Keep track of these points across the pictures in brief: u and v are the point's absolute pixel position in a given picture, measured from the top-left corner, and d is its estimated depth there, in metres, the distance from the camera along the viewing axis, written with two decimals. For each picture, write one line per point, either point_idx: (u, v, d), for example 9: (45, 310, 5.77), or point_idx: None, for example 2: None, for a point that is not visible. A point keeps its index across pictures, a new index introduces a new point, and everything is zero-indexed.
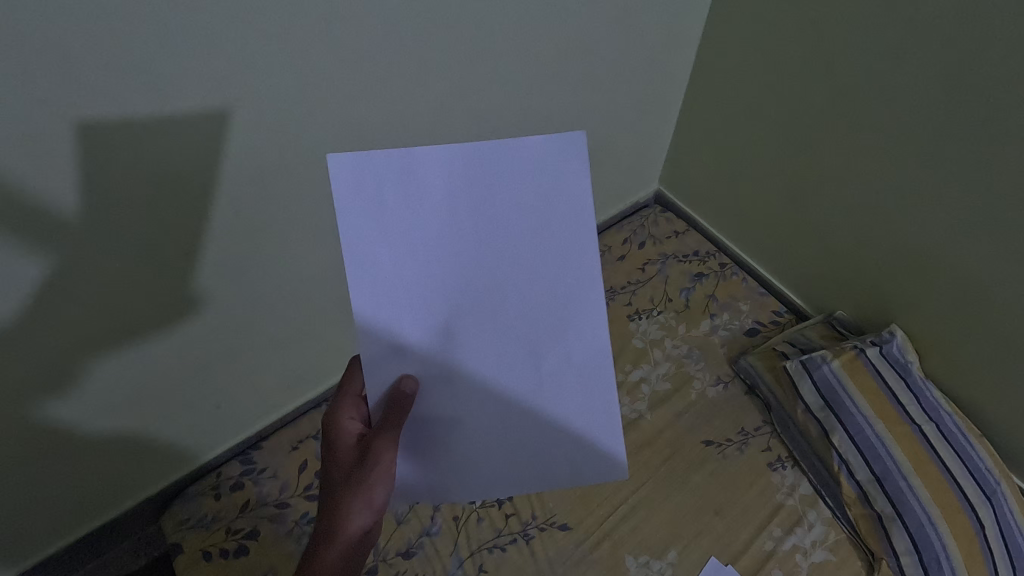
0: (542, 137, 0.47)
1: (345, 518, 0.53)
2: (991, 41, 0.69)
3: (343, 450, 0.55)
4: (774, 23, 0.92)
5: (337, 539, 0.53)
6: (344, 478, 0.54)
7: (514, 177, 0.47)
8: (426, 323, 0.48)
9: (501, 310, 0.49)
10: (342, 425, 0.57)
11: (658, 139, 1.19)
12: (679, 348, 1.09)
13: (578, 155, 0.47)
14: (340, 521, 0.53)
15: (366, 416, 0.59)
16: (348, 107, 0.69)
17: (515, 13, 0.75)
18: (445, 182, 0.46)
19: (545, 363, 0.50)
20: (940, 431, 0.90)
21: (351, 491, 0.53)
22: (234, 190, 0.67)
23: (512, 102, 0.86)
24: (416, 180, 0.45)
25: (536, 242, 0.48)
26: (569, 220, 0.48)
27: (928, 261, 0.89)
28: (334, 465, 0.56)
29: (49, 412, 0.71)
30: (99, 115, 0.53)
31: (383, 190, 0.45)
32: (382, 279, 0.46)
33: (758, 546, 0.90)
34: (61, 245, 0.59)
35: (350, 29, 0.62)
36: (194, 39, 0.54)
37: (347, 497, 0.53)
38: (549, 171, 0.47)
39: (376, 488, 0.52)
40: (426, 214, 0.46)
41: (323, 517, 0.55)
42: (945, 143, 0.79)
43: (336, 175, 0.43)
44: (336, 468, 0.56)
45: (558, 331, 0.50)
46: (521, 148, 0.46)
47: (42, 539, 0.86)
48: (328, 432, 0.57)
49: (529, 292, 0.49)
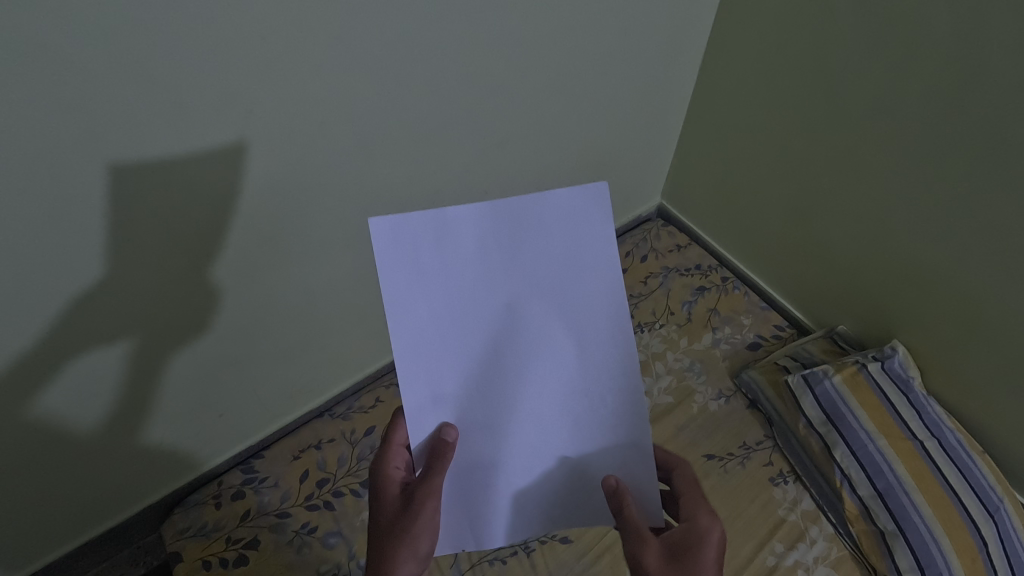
0: (568, 190, 0.47)
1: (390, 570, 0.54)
2: (994, 58, 0.70)
3: (388, 500, 0.56)
4: (776, 40, 0.94)
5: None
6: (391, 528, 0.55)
7: (543, 229, 0.47)
8: (463, 372, 0.49)
9: (536, 357, 0.50)
10: (387, 474, 0.57)
11: (660, 153, 1.20)
12: (681, 360, 1.09)
13: (601, 208, 0.47)
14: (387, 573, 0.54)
15: (410, 465, 0.59)
16: (360, 119, 0.70)
17: (524, 29, 0.77)
18: (479, 237, 0.46)
19: (579, 404, 0.52)
20: (942, 447, 0.91)
21: (395, 542, 0.54)
22: (245, 198, 0.68)
23: (520, 116, 0.88)
24: (451, 237, 0.46)
25: (568, 292, 0.49)
26: (598, 269, 0.49)
27: (930, 276, 0.90)
28: (379, 513, 0.56)
29: (54, 417, 0.71)
30: (117, 122, 0.54)
31: (420, 250, 0.46)
32: (421, 333, 0.47)
33: (760, 563, 0.89)
34: (72, 250, 0.59)
35: (363, 39, 0.64)
36: (213, 51, 0.55)
37: (394, 549, 0.54)
38: (581, 222, 0.48)
39: (420, 539, 0.54)
40: (461, 273, 0.47)
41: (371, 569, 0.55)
42: (948, 159, 0.80)
43: (377, 239, 0.44)
44: (381, 518, 0.56)
45: (591, 375, 0.51)
46: (546, 204, 0.47)
47: (40, 546, 0.85)
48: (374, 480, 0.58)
49: (564, 343, 0.50)
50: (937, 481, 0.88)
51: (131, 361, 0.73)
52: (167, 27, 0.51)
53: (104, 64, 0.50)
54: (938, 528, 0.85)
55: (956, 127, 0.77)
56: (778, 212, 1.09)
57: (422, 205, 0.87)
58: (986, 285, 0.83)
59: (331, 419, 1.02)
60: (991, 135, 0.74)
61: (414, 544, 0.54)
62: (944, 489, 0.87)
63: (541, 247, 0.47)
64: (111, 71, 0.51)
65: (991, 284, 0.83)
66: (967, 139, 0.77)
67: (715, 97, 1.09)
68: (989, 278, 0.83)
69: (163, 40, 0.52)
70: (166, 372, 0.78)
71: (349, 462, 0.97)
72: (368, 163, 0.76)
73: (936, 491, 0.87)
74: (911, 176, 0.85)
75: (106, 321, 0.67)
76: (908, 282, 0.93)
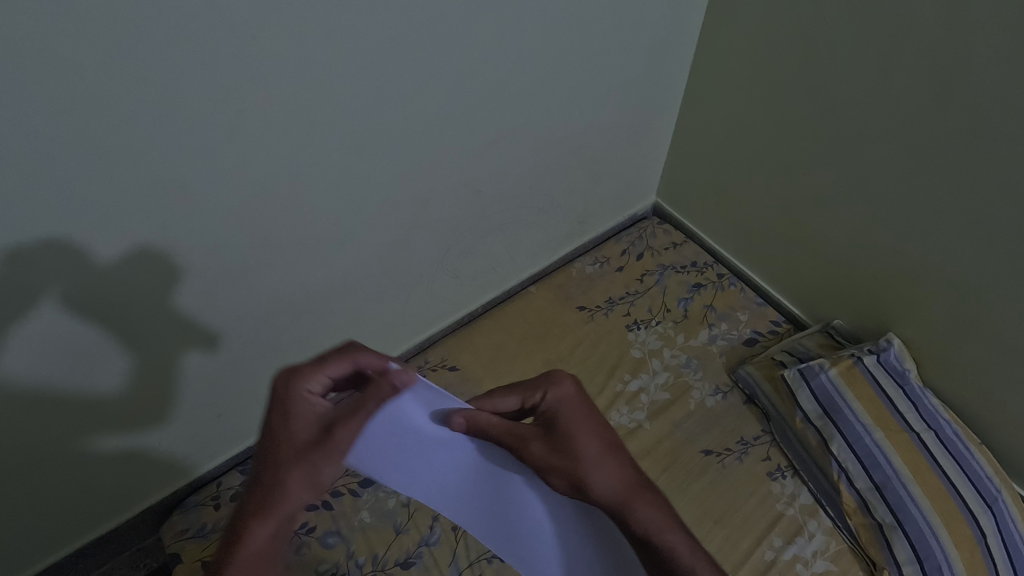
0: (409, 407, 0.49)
1: (247, 529, 0.46)
2: (982, 49, 0.71)
3: (298, 425, 0.47)
4: (767, 39, 0.94)
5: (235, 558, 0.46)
6: (275, 475, 0.47)
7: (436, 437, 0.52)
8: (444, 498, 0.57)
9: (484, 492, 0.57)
10: (298, 399, 0.47)
11: (655, 151, 1.21)
12: (677, 357, 1.10)
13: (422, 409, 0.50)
14: (241, 534, 0.46)
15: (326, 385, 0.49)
16: (352, 117, 0.71)
17: (515, 27, 0.78)
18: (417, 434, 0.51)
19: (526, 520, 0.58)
20: (939, 439, 0.91)
21: (300, 468, 0.46)
22: (237, 203, 0.68)
23: (512, 113, 0.88)
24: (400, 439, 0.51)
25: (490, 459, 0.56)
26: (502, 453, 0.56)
27: (924, 270, 0.90)
28: (282, 439, 0.47)
29: (53, 419, 0.71)
30: (112, 130, 0.55)
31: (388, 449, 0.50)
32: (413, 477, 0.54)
33: (759, 557, 0.89)
34: (71, 255, 0.60)
35: (355, 39, 0.64)
36: (200, 54, 0.55)
37: (311, 465, 0.46)
38: (420, 400, 0.50)
39: (334, 463, 0.47)
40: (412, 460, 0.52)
41: (225, 534, 0.47)
42: (937, 152, 0.80)
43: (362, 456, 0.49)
44: (295, 441, 0.47)
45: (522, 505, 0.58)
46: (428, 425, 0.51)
47: (42, 549, 0.86)
48: (275, 399, 0.48)
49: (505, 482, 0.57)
50: (934, 472, 0.88)
51: (130, 362, 0.74)
52: (160, 33, 0.52)
53: (97, 66, 0.51)
54: (936, 520, 0.85)
55: (945, 118, 0.78)
56: (774, 207, 1.09)
57: (415, 203, 0.87)
58: (980, 277, 0.84)
59: None
60: (982, 130, 0.75)
61: (288, 500, 0.47)
62: (943, 482, 0.87)
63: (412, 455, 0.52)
64: (105, 70, 0.51)
65: (986, 276, 0.83)
66: (955, 131, 0.77)
67: (709, 94, 1.09)
68: (983, 271, 0.83)
69: (152, 43, 0.52)
70: (166, 372, 0.79)
71: None
72: (362, 162, 0.76)
73: (933, 482, 0.87)
74: (904, 170, 0.85)
75: (103, 320, 0.67)
76: (904, 276, 0.93)
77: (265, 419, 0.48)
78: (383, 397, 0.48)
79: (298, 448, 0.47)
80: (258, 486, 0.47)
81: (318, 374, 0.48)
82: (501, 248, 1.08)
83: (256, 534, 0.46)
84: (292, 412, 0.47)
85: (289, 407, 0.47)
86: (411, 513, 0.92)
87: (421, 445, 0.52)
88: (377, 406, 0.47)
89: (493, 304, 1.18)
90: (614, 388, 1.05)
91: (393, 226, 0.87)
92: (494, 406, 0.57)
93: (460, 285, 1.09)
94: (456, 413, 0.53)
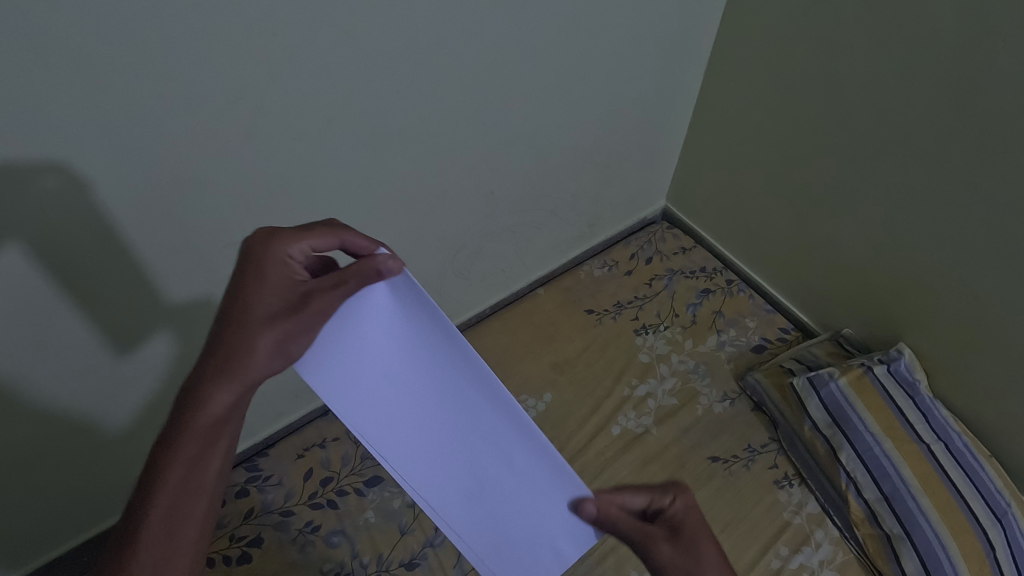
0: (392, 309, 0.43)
1: (204, 397, 0.45)
2: (999, 58, 0.70)
3: (271, 287, 0.45)
4: (782, 45, 0.94)
5: (189, 432, 0.44)
6: (239, 337, 0.45)
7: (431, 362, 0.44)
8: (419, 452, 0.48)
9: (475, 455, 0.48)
10: (274, 258, 0.45)
11: (666, 155, 1.20)
12: (685, 362, 1.09)
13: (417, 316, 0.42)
14: (199, 398, 0.45)
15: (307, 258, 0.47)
16: (368, 117, 0.71)
17: (532, 29, 0.77)
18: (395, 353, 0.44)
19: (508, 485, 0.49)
20: (949, 451, 0.90)
21: (270, 335, 0.44)
22: (251, 199, 0.68)
23: (526, 115, 0.88)
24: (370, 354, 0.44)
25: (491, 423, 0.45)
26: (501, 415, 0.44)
27: (936, 281, 0.90)
28: (250, 303, 0.45)
29: (62, 409, 0.72)
30: (128, 123, 0.55)
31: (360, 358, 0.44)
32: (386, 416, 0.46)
33: (765, 565, 0.89)
34: (86, 246, 0.60)
35: (372, 36, 0.64)
36: (220, 49, 0.55)
37: (278, 332, 0.44)
38: (410, 311, 0.42)
39: (299, 339, 0.44)
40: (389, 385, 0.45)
41: (180, 395, 0.46)
42: (950, 162, 0.80)
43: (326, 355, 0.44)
44: (261, 303, 0.45)
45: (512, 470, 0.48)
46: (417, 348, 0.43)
47: (48, 540, 0.85)
48: (250, 260, 0.45)
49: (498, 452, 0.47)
50: (944, 485, 0.87)
51: (140, 354, 0.74)
52: (181, 28, 0.52)
53: (116, 59, 0.51)
54: (945, 532, 0.84)
55: (959, 128, 0.77)
56: (786, 213, 1.09)
57: (428, 203, 0.87)
58: (991, 288, 0.83)
59: (335, 418, 1.01)
60: (994, 141, 0.75)
61: (251, 368, 0.45)
62: (953, 494, 0.87)
63: (388, 377, 0.45)
64: (122, 62, 0.51)
65: (998, 288, 0.83)
66: (969, 141, 0.77)
67: (722, 99, 1.09)
68: (993, 282, 0.83)
69: (173, 38, 0.52)
70: (174, 366, 0.79)
71: (352, 461, 0.97)
72: (376, 160, 0.76)
73: (943, 495, 0.87)
74: (917, 179, 0.85)
75: (113, 312, 0.67)
76: (916, 286, 0.93)
77: (237, 276, 0.46)
78: (366, 278, 0.42)
79: (266, 315, 0.45)
80: (214, 354, 0.45)
81: (299, 240, 0.46)
82: (510, 249, 1.08)
83: (211, 401, 0.45)
84: (267, 272, 0.45)
85: (265, 269, 0.45)
86: (417, 514, 0.92)
87: (425, 393, 0.45)
88: (357, 286, 0.43)
89: (501, 305, 1.18)
90: (621, 392, 1.05)
91: (404, 226, 0.87)
92: (622, 501, 0.49)
93: (469, 286, 1.08)
94: (587, 500, 0.49)
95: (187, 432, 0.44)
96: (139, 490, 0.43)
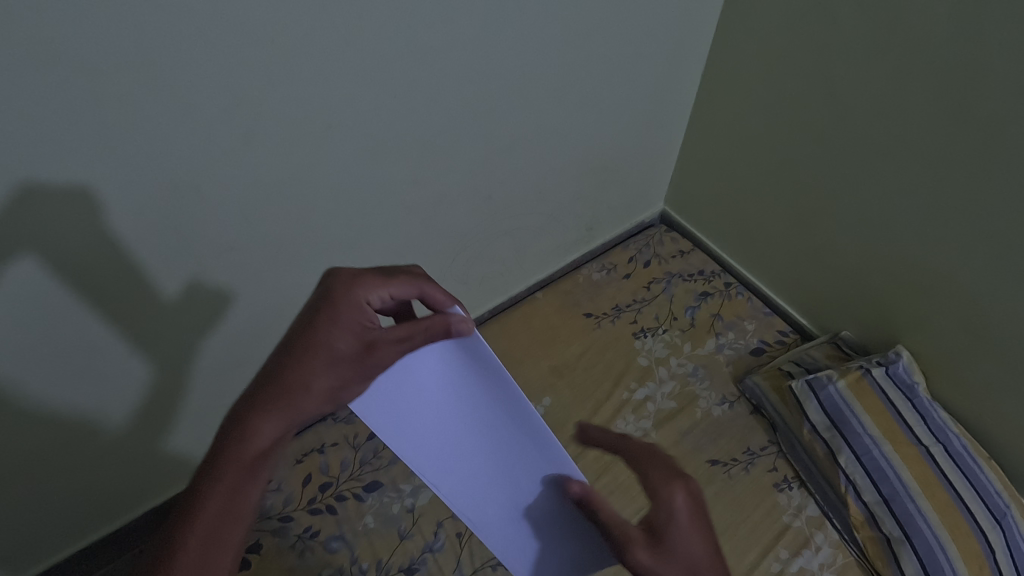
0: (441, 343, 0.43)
1: (252, 427, 0.45)
2: (996, 60, 0.70)
3: (341, 333, 0.45)
4: (780, 47, 0.94)
5: (234, 458, 0.44)
6: (298, 370, 0.45)
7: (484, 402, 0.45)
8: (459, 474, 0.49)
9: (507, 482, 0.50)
10: (355, 304, 0.46)
11: (664, 157, 1.21)
12: (684, 365, 1.09)
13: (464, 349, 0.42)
14: (247, 429, 0.45)
15: (383, 300, 0.48)
16: (366, 121, 0.71)
17: (530, 33, 0.78)
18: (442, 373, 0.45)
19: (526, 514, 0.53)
20: (948, 454, 0.90)
21: (335, 377, 0.45)
22: (248, 204, 0.68)
23: (524, 118, 0.88)
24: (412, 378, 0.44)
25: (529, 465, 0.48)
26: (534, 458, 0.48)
27: (934, 283, 0.90)
28: (320, 344, 0.45)
29: (58, 415, 0.71)
30: (125, 129, 0.55)
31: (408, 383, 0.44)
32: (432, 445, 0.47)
33: (765, 568, 0.89)
34: (82, 251, 0.60)
35: (371, 41, 0.64)
36: (218, 54, 0.55)
37: (339, 376, 0.45)
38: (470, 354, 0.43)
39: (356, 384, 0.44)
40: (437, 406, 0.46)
41: (226, 421, 0.46)
42: (948, 163, 0.80)
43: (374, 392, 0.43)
44: (328, 344, 0.45)
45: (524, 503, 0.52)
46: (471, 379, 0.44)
47: (45, 547, 0.85)
48: (329, 302, 0.46)
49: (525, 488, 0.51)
50: (944, 488, 0.87)
51: (137, 359, 0.74)
52: (178, 33, 0.52)
53: (113, 65, 0.51)
54: (945, 535, 0.84)
55: (957, 130, 0.77)
56: (784, 216, 1.09)
57: (427, 208, 0.87)
58: (990, 290, 0.83)
59: (333, 423, 1.01)
60: (992, 142, 0.75)
61: (303, 405, 0.46)
62: (952, 497, 0.87)
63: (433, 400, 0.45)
64: (120, 68, 0.51)
65: (997, 289, 0.83)
66: (967, 142, 0.77)
67: (719, 102, 1.09)
68: (992, 284, 0.83)
69: (170, 43, 0.52)
70: (172, 371, 0.78)
71: (351, 465, 0.96)
72: (374, 164, 0.76)
73: (942, 498, 0.87)
74: (915, 181, 0.85)
75: (109, 317, 0.67)
76: (915, 288, 0.93)
77: (309, 313, 0.46)
78: (433, 333, 0.42)
79: (333, 355, 0.45)
80: (274, 384, 0.45)
81: (380, 287, 0.47)
82: (509, 252, 1.08)
83: (260, 433, 0.45)
84: (342, 315, 0.46)
85: (339, 311, 0.46)
86: (416, 518, 0.92)
87: (474, 422, 0.47)
88: (424, 341, 0.43)
89: (500, 309, 1.18)
90: (620, 396, 1.05)
91: (402, 230, 0.87)
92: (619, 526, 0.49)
93: (467, 290, 1.08)
94: None
95: (237, 453, 0.45)
96: (176, 512, 0.43)
